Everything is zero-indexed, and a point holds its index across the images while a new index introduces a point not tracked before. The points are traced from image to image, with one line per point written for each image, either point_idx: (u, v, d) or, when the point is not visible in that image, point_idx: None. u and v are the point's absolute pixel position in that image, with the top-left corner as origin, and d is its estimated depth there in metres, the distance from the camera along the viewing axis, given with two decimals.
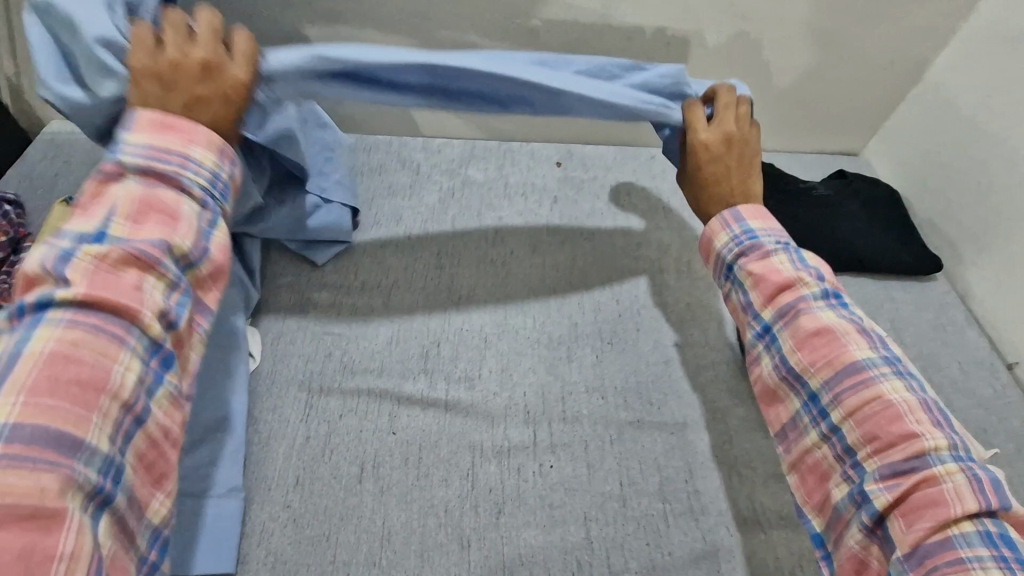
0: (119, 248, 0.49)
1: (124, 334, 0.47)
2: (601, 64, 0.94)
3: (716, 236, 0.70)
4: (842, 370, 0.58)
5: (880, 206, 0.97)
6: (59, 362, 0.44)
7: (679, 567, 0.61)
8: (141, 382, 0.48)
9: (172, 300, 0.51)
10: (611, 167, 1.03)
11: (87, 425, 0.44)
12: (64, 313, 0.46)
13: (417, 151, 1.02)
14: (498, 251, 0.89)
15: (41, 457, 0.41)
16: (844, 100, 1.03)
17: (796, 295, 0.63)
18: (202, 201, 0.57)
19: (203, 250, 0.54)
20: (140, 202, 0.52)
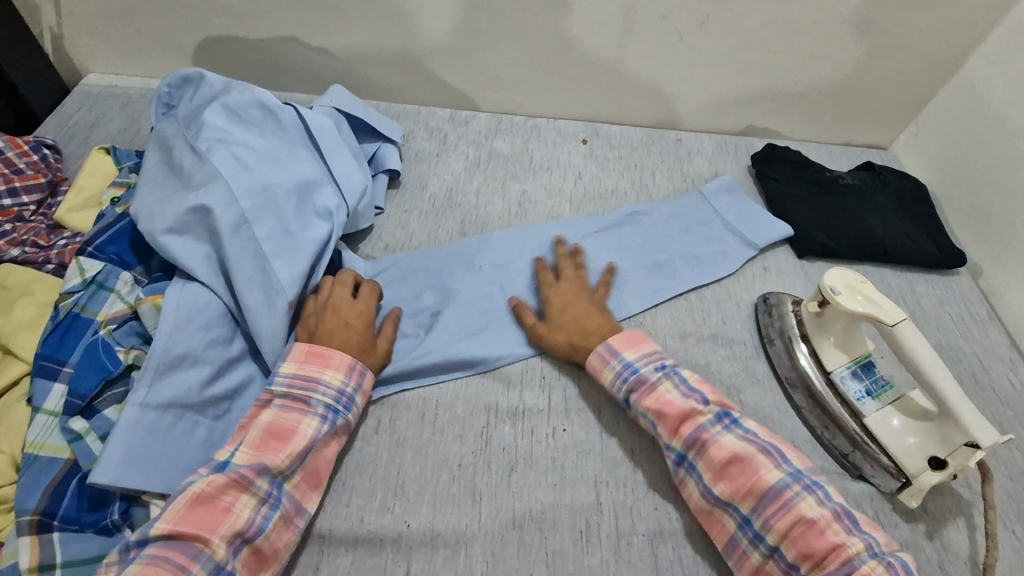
0: (286, 386, 0.61)
1: (252, 478, 0.54)
2: (634, 42, 0.94)
3: (599, 372, 0.69)
4: (762, 497, 0.58)
5: (907, 200, 0.96)
6: (210, 493, 0.53)
7: (687, 534, 0.62)
8: (259, 514, 0.54)
9: (253, 470, 0.55)
10: (636, 147, 1.03)
11: (208, 548, 0.51)
12: (151, 550, 0.50)
13: (444, 121, 1.03)
14: (521, 222, 0.91)
15: (174, 565, 0.49)
16: (877, 92, 1.02)
17: (695, 426, 0.62)
18: (313, 355, 0.62)
19: (358, 375, 0.64)
20: (308, 348, 0.63)
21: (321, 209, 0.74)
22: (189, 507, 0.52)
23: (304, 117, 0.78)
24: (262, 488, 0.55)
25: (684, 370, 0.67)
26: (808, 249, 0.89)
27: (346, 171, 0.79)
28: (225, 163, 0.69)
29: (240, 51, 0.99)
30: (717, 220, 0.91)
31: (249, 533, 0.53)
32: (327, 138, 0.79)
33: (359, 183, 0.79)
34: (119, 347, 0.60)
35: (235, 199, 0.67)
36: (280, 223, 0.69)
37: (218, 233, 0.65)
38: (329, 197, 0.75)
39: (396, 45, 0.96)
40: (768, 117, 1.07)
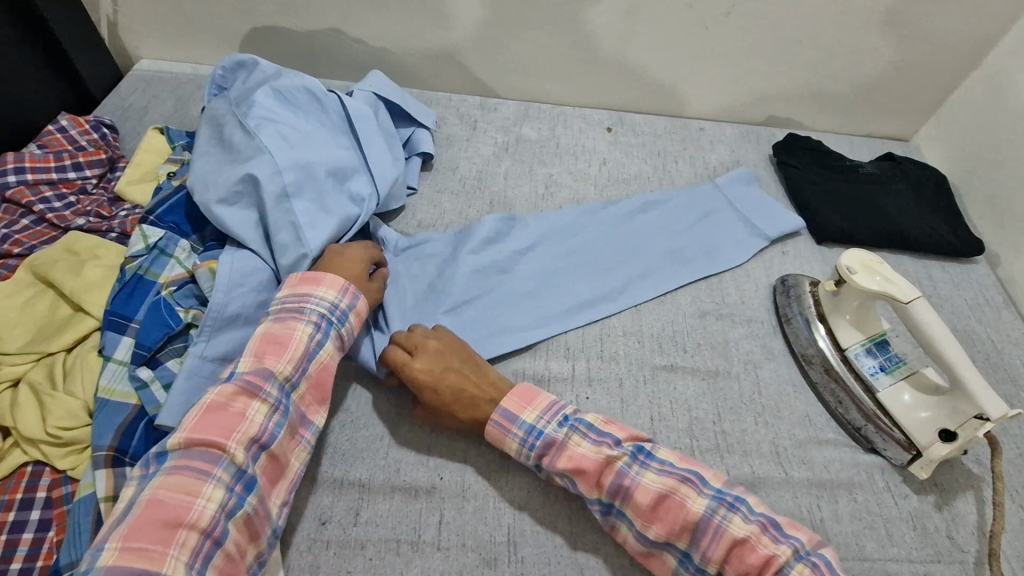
0: (280, 304, 0.63)
1: (261, 385, 0.56)
2: (660, 32, 0.97)
3: (504, 440, 0.63)
4: (696, 531, 0.57)
5: (926, 188, 0.98)
6: (221, 401, 0.54)
7: None
8: (271, 420, 0.56)
9: (260, 377, 0.56)
10: (659, 135, 1.06)
11: (228, 453, 0.53)
12: (172, 459, 0.51)
13: (474, 107, 1.07)
14: (547, 204, 0.94)
15: (196, 469, 0.51)
16: (899, 84, 1.04)
17: (615, 471, 0.59)
18: (301, 279, 0.65)
19: (350, 293, 0.66)
20: (299, 275, 0.65)
21: (354, 193, 0.78)
22: (202, 416, 0.53)
23: (346, 103, 0.83)
24: (273, 395, 0.57)
25: (587, 414, 0.64)
26: (827, 234, 0.91)
27: (381, 158, 0.83)
28: (272, 141, 0.74)
29: (283, 39, 1.04)
30: (733, 211, 0.94)
31: (264, 437, 0.55)
32: (366, 126, 0.84)
33: (392, 171, 0.83)
34: (179, 306, 0.66)
35: (281, 175, 0.71)
36: (318, 201, 0.73)
37: (264, 204, 0.70)
38: (362, 183, 0.79)
39: (430, 34, 1.00)
40: (790, 107, 1.09)
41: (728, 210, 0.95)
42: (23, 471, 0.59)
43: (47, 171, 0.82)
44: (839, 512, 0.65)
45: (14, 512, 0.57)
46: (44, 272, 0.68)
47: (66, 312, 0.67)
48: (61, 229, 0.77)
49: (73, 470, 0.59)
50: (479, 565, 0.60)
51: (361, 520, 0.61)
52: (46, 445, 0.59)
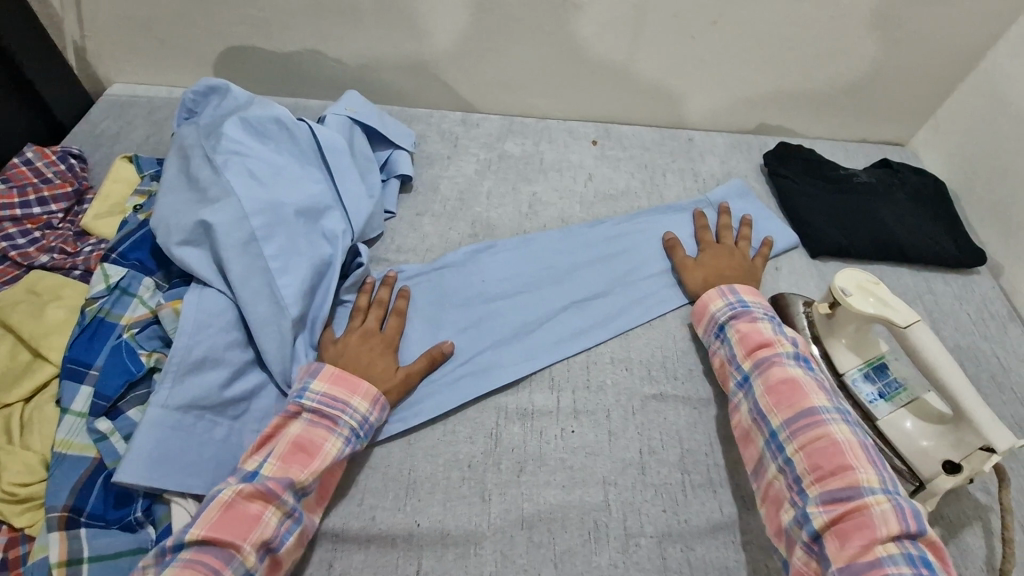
0: (315, 403, 0.61)
1: (281, 491, 0.55)
2: (645, 42, 0.94)
3: (713, 301, 0.74)
4: (799, 411, 0.61)
5: (925, 197, 0.94)
6: (240, 500, 0.54)
7: (696, 536, 0.62)
8: (284, 527, 0.55)
9: (282, 484, 0.55)
10: (647, 147, 1.03)
11: (241, 554, 0.52)
12: (186, 553, 0.51)
13: (456, 124, 1.04)
14: (531, 224, 0.91)
15: (209, 567, 0.50)
16: (894, 88, 1.00)
17: (773, 351, 0.66)
18: (339, 381, 0.63)
19: (380, 405, 0.64)
20: (335, 371, 0.63)
21: (327, 231, 0.75)
22: (221, 513, 0.53)
23: (318, 134, 0.80)
24: (290, 502, 0.55)
25: (789, 326, 0.70)
26: (822, 248, 0.88)
27: (355, 192, 0.80)
28: (240, 178, 0.71)
29: (258, 60, 1.01)
30: (726, 227, 0.91)
31: (276, 543, 0.54)
32: (339, 159, 0.81)
33: (367, 207, 0.80)
34: (142, 349, 0.63)
35: (247, 215, 0.69)
36: (288, 241, 0.70)
37: (228, 246, 0.67)
38: (336, 221, 0.76)
39: (408, 50, 0.97)
40: (782, 114, 1.06)
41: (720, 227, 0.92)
42: None
43: (12, 206, 0.79)
44: None
45: None
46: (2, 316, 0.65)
47: (25, 357, 0.64)
48: (24, 267, 0.74)
49: (30, 529, 0.56)
50: None
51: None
52: None
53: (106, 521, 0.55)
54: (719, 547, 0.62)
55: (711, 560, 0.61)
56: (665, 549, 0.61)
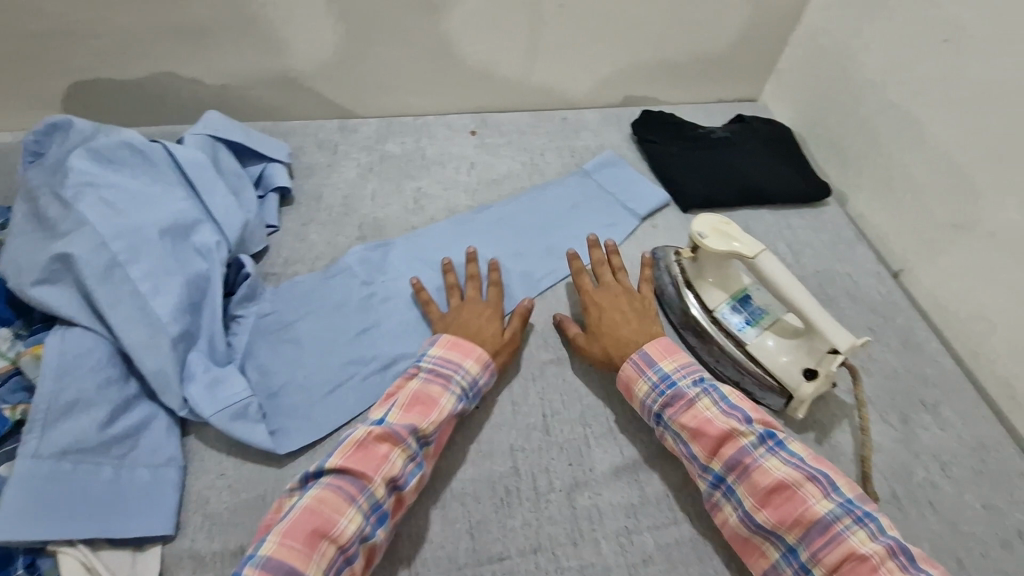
0: (433, 364, 0.66)
1: (404, 436, 0.60)
2: (503, 31, 0.97)
3: (634, 381, 0.68)
4: (811, 528, 0.56)
5: (775, 143, 1.04)
6: (370, 441, 0.59)
7: (601, 482, 0.66)
8: (408, 468, 0.60)
9: (404, 429, 0.60)
10: (524, 131, 1.07)
11: (371, 485, 0.57)
12: (327, 480, 0.57)
13: (334, 132, 1.04)
14: (419, 218, 0.93)
15: (344, 494, 0.56)
16: (736, 49, 1.10)
17: (737, 447, 0.61)
18: (456, 347, 0.68)
19: (490, 371, 0.69)
20: (451, 338, 0.69)
21: (199, 246, 0.74)
22: (355, 450, 0.58)
23: (175, 153, 0.78)
24: (410, 447, 0.60)
25: (726, 388, 0.66)
26: (691, 202, 0.95)
27: (225, 204, 0.79)
28: (92, 208, 0.68)
29: (110, 91, 0.96)
30: (604, 194, 0.97)
31: (402, 481, 0.59)
32: (204, 173, 0.79)
33: (240, 216, 0.79)
34: (5, 403, 0.59)
35: (105, 244, 0.66)
36: (156, 263, 0.69)
37: (89, 278, 0.64)
38: (207, 234, 0.75)
39: (270, 63, 0.96)
40: (644, 85, 1.12)
41: (599, 194, 0.97)
42: None
43: None
44: None
45: None
46: None
47: None
48: None
49: None
50: None
51: None
52: None
53: None
54: (623, 487, 0.66)
55: (617, 501, 0.65)
56: (574, 500, 0.65)
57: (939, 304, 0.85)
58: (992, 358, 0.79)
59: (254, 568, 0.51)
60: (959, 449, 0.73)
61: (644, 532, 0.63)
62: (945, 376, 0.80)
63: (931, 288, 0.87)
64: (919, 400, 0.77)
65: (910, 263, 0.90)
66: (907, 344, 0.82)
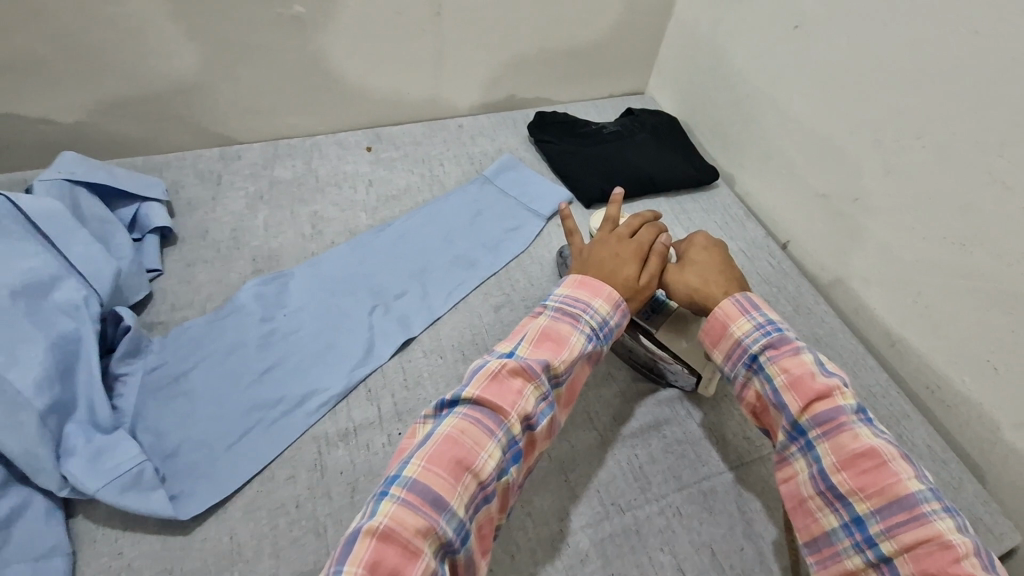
0: (559, 302, 0.61)
1: (540, 371, 0.56)
2: (381, 43, 0.95)
3: (734, 320, 0.62)
4: (893, 500, 0.51)
5: (662, 133, 1.08)
6: (506, 373, 0.54)
7: (532, 488, 0.66)
8: (540, 407, 0.56)
9: (540, 364, 0.56)
10: (420, 142, 1.05)
11: (508, 421, 0.53)
12: (464, 409, 0.52)
13: (215, 161, 0.97)
14: (318, 243, 0.89)
15: (484, 428, 0.51)
16: (616, 46, 1.14)
17: (834, 405, 0.56)
18: (586, 285, 0.63)
19: (620, 310, 0.63)
20: (577, 278, 0.64)
21: (64, 304, 0.66)
22: (491, 382, 0.54)
23: (23, 202, 0.69)
24: (543, 385, 0.56)
25: (823, 355, 0.60)
26: (591, 196, 0.97)
27: (91, 253, 0.71)
28: None
29: None
30: (505, 199, 0.97)
31: (533, 421, 0.55)
32: (61, 222, 0.71)
33: (111, 265, 0.72)
34: None
35: None
36: (9, 329, 0.61)
37: None
38: (72, 289, 0.67)
39: (130, 95, 0.88)
40: (535, 87, 1.14)
41: (500, 199, 0.97)
42: None
43: None
44: (653, 453, 0.71)
45: None
46: None
47: None
48: None
49: None
50: None
51: None
52: None
53: None
54: (554, 492, 0.66)
55: (549, 506, 0.65)
56: (506, 512, 0.64)
57: (823, 267, 0.92)
58: (871, 312, 0.86)
59: (400, 489, 0.46)
60: (853, 398, 0.80)
61: (579, 532, 0.64)
62: (834, 334, 0.87)
63: (813, 254, 0.94)
64: None
65: (793, 233, 0.97)
66: (798, 309, 0.89)
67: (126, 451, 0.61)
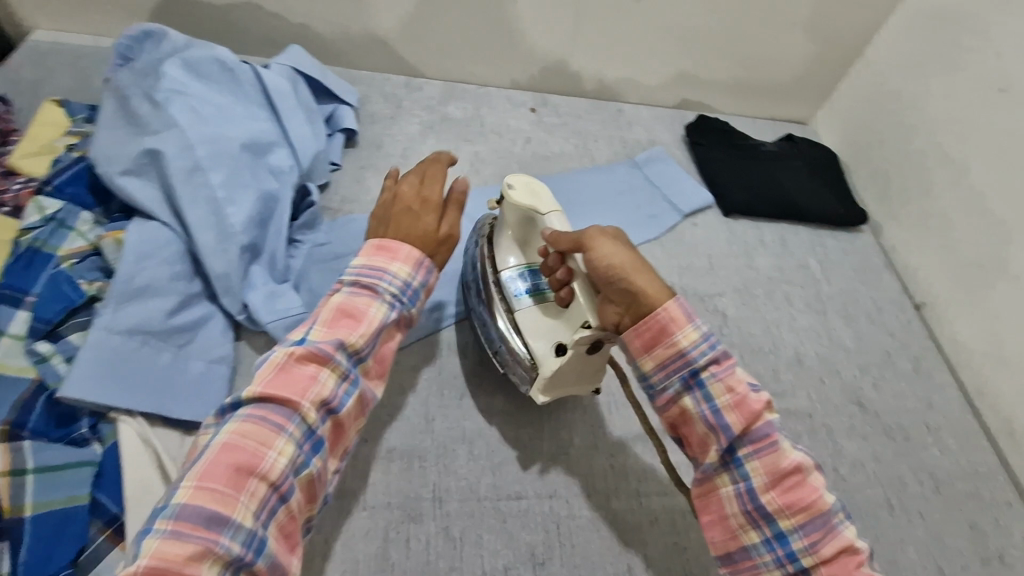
0: (355, 275, 0.58)
1: (332, 352, 0.53)
2: (577, 17, 1.00)
3: (680, 326, 0.53)
4: (816, 520, 0.51)
5: (819, 166, 1.07)
6: (293, 361, 0.51)
7: (619, 447, 0.71)
8: (343, 388, 0.53)
9: (330, 343, 0.53)
10: (581, 116, 1.10)
11: (301, 413, 0.50)
12: (245, 412, 0.49)
13: (399, 86, 1.06)
14: (473, 180, 0.97)
15: (272, 425, 0.48)
16: (797, 71, 1.13)
17: (765, 423, 0.52)
18: (385, 248, 0.59)
19: (425, 268, 0.60)
20: (378, 241, 0.59)
21: (274, 167, 0.77)
22: (276, 374, 0.50)
23: (262, 76, 0.82)
24: (342, 364, 0.53)
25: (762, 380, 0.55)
26: (732, 206, 0.98)
27: (301, 132, 0.82)
28: (182, 112, 0.72)
29: (190, 11, 0.97)
30: (648, 186, 1.00)
31: (337, 405, 0.52)
32: (285, 100, 0.83)
33: (313, 147, 0.83)
34: (82, 279, 0.63)
35: (191, 148, 0.70)
36: (234, 174, 0.72)
37: (173, 177, 0.69)
38: (282, 157, 0.79)
39: (351, 10, 0.98)
40: (703, 91, 1.15)
41: (643, 184, 1.01)
42: None
43: None
44: None
45: None
46: None
47: None
48: None
49: None
50: (404, 520, 0.61)
51: None
52: None
53: (49, 439, 0.56)
54: (640, 455, 0.71)
55: (632, 466, 0.70)
56: (592, 459, 0.69)
57: (955, 339, 0.90)
58: (995, 395, 0.83)
59: (168, 518, 0.43)
60: (953, 470, 0.78)
61: (654, 497, 0.68)
62: (949, 404, 0.85)
63: (949, 324, 0.91)
64: (923, 422, 0.82)
65: (933, 298, 0.94)
66: (917, 370, 0.87)
67: (292, 299, 0.70)
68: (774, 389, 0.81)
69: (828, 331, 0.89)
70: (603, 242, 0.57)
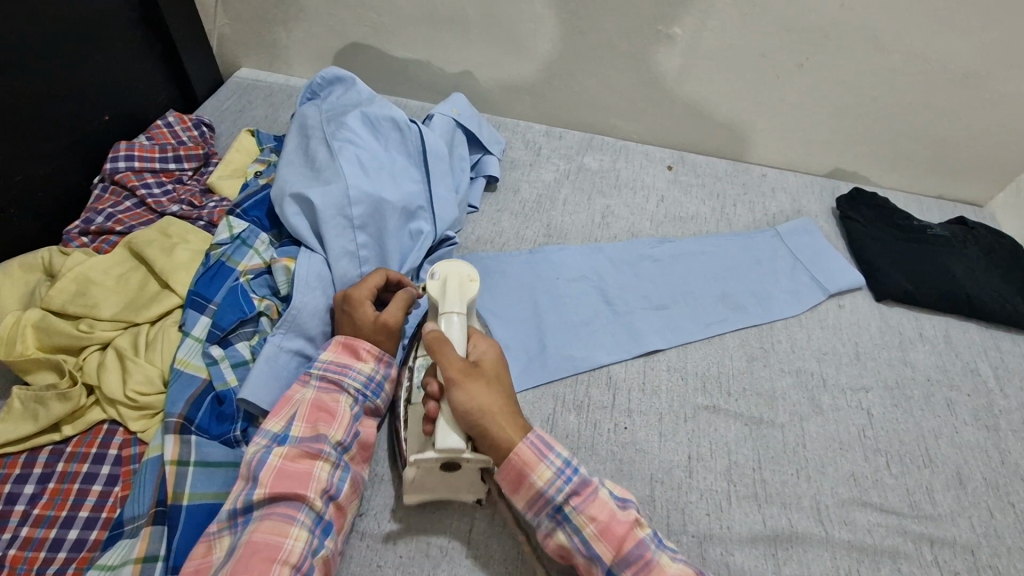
0: (323, 369, 0.65)
1: (321, 446, 0.59)
2: (729, 79, 0.98)
3: (497, 404, 0.58)
4: (642, 563, 0.54)
5: (999, 256, 0.94)
6: (287, 461, 0.58)
7: (737, 542, 0.66)
8: (335, 476, 0.59)
9: (319, 441, 0.60)
10: (721, 178, 1.07)
11: (308, 502, 0.57)
12: (258, 514, 0.56)
13: (540, 135, 1.10)
14: (603, 233, 0.96)
15: (283, 516, 0.55)
16: (981, 147, 1.01)
17: (580, 478, 0.56)
18: (342, 350, 0.66)
19: (386, 361, 0.68)
20: (342, 339, 0.67)
21: (415, 231, 0.82)
22: (277, 474, 0.57)
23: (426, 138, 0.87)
24: (332, 454, 0.60)
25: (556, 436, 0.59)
26: (885, 291, 0.90)
27: (447, 197, 0.86)
28: (352, 167, 0.79)
29: (367, 58, 1.09)
30: (789, 258, 0.94)
31: (333, 491, 0.59)
32: (439, 164, 0.87)
33: (453, 213, 0.86)
34: (254, 294, 0.72)
35: (350, 203, 0.76)
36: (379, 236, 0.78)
37: (329, 227, 0.74)
38: (424, 221, 0.83)
39: (507, 63, 1.03)
40: (860, 162, 1.07)
41: (783, 255, 0.95)
42: (100, 427, 0.66)
43: (152, 161, 0.90)
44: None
45: (88, 464, 0.63)
46: (139, 250, 0.75)
47: (154, 287, 0.73)
48: (156, 213, 0.84)
49: (142, 433, 0.65)
50: None
51: (394, 517, 0.64)
52: (123, 407, 0.65)
53: (209, 434, 0.64)
54: (758, 557, 0.65)
55: (750, 566, 0.65)
56: (705, 548, 0.65)
57: None
58: None
59: None
60: None
61: None
62: None
63: None
64: None
65: None
66: None
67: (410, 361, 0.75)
68: (927, 510, 0.71)
69: (1000, 452, 0.77)
70: (479, 382, 0.58)
